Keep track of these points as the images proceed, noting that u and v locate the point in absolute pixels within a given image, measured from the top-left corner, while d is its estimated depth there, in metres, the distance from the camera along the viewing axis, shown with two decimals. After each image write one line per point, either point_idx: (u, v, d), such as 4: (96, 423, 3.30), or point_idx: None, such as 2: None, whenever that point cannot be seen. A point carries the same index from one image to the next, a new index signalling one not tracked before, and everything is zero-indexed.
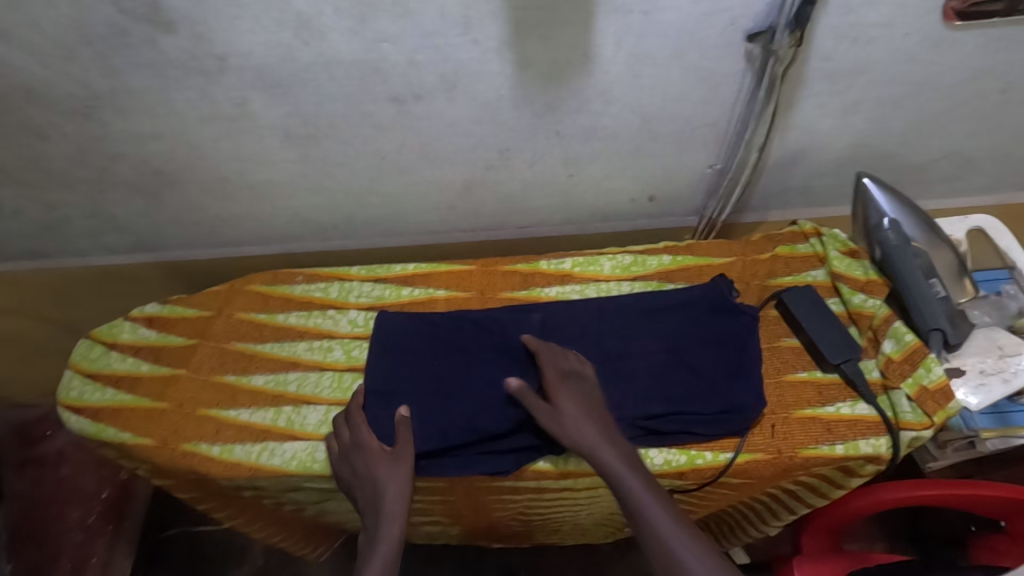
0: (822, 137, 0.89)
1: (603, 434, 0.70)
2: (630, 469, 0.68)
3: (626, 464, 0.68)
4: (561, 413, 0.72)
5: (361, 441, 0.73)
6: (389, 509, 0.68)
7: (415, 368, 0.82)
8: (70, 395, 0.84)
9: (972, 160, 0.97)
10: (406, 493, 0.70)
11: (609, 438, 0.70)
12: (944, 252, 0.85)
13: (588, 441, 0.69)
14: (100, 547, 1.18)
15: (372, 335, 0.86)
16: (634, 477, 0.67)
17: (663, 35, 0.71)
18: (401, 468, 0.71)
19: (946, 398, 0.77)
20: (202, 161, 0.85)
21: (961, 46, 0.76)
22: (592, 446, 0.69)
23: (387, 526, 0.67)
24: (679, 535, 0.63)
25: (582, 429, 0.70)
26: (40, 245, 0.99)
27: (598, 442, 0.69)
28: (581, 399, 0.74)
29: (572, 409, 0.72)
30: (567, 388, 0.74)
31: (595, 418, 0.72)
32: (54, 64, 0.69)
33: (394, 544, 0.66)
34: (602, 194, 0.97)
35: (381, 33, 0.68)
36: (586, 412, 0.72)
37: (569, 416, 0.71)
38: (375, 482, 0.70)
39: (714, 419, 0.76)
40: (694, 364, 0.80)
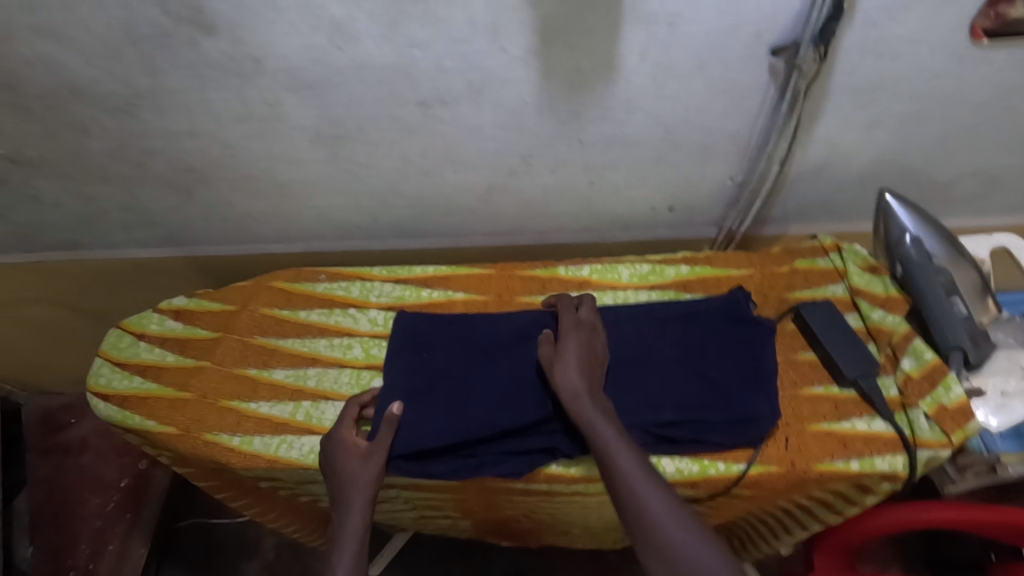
0: (845, 151, 0.89)
1: (586, 381, 0.71)
2: (603, 416, 0.68)
3: (600, 412, 0.69)
4: (556, 358, 0.74)
5: (337, 437, 0.75)
6: (353, 499, 0.70)
7: (433, 367, 0.83)
8: (98, 381, 0.87)
9: (998, 179, 0.96)
10: (373, 488, 0.71)
11: (590, 387, 0.71)
12: (968, 271, 0.85)
13: (572, 385, 0.71)
14: (117, 534, 1.21)
15: (391, 334, 0.88)
16: (605, 423, 0.67)
17: (687, 46, 0.72)
18: (370, 465, 0.72)
19: (965, 417, 0.76)
20: (234, 159, 0.88)
21: (988, 64, 0.76)
22: (574, 390, 0.70)
23: (351, 515, 0.69)
24: (643, 478, 0.63)
25: (571, 372, 0.72)
26: (76, 237, 1.02)
27: (580, 387, 0.71)
28: (582, 347, 0.75)
29: (568, 352, 0.74)
30: (571, 335, 0.76)
31: (586, 366, 0.73)
32: (100, 63, 0.73)
33: (358, 533, 0.68)
34: (622, 202, 0.98)
35: (411, 39, 0.70)
36: (579, 359, 0.73)
37: (561, 359, 0.73)
38: (344, 478, 0.72)
39: (728, 429, 0.76)
40: (710, 373, 0.80)
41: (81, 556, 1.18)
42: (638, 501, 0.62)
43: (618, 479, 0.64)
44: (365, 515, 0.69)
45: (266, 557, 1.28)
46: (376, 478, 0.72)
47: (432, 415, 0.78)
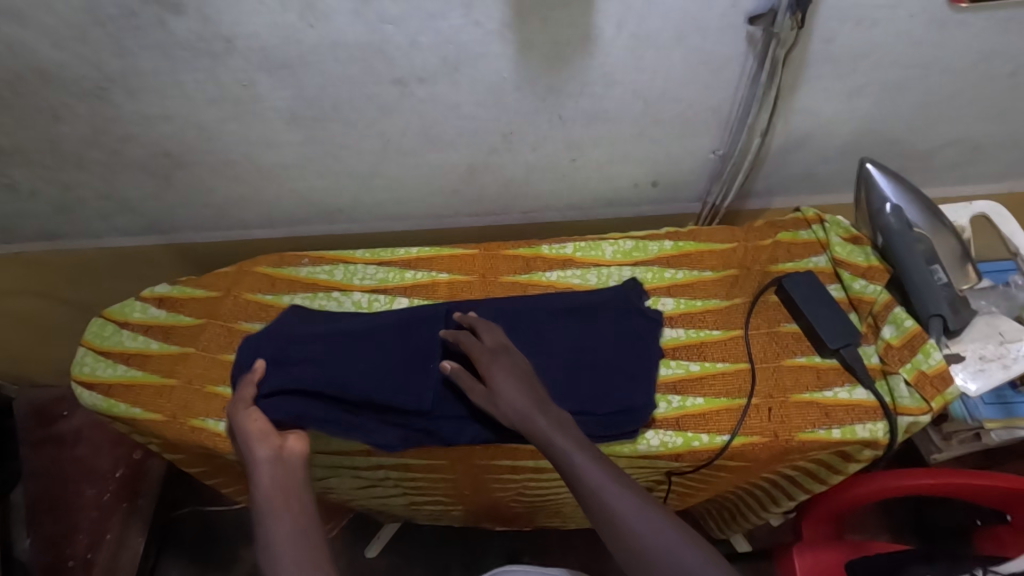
0: (827, 121, 0.88)
1: (529, 402, 0.67)
2: (560, 430, 0.65)
3: (556, 425, 0.65)
4: (495, 395, 0.68)
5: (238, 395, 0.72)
6: (258, 458, 0.65)
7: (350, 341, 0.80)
8: (83, 370, 0.86)
9: (978, 147, 0.96)
10: (272, 438, 0.67)
11: (536, 403, 0.67)
12: (947, 238, 0.85)
13: (520, 408, 0.67)
14: (115, 524, 1.21)
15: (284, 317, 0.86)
16: (562, 436, 0.64)
17: (662, 17, 0.71)
18: (241, 415, 0.69)
19: (945, 383, 0.77)
20: (211, 143, 0.87)
21: (967, 28, 0.76)
22: (523, 414, 0.66)
23: (258, 474, 0.64)
24: (611, 485, 0.61)
25: (512, 403, 0.67)
26: (56, 226, 1.01)
27: (531, 407, 0.67)
28: (508, 376, 0.69)
29: (505, 385, 0.69)
30: (499, 366, 0.71)
31: (525, 385, 0.69)
32: (68, 46, 0.71)
33: (273, 481, 0.63)
34: (605, 179, 0.97)
35: (384, 15, 0.69)
36: (515, 386, 0.69)
37: (501, 389, 0.68)
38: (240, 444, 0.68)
39: (613, 419, 0.76)
40: (598, 363, 0.80)
41: (80, 545, 1.18)
42: (612, 514, 0.60)
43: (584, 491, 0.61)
44: (281, 462, 0.65)
45: None
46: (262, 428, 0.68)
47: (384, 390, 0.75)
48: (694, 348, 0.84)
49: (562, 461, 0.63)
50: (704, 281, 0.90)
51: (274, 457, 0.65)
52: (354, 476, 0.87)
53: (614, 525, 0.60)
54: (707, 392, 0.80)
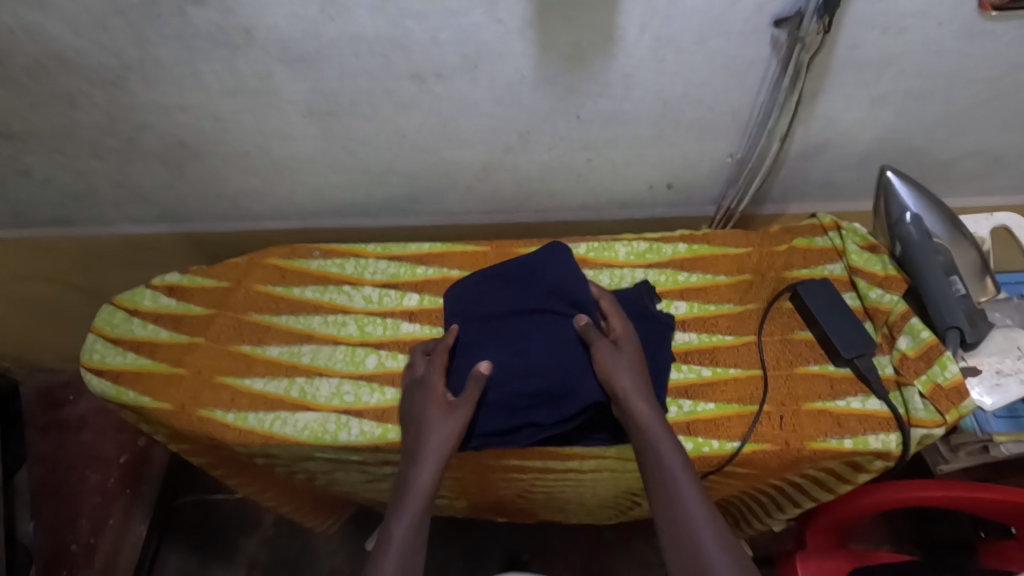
0: (847, 128, 0.87)
1: (634, 386, 0.70)
2: (657, 417, 0.68)
3: (654, 412, 0.68)
4: (614, 358, 0.72)
5: (428, 381, 0.75)
6: (428, 445, 0.69)
7: (519, 299, 0.81)
8: (92, 357, 0.86)
9: (1000, 158, 0.95)
10: (450, 445, 0.70)
11: (643, 386, 0.70)
12: (966, 249, 0.85)
13: (626, 385, 0.70)
14: (116, 510, 1.21)
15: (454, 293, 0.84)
16: (660, 425, 0.67)
17: (687, 20, 0.70)
18: (450, 419, 0.71)
19: (961, 397, 0.76)
20: (226, 134, 0.86)
21: (997, 37, 0.74)
22: (625, 393, 0.69)
23: (423, 468, 0.68)
24: (696, 503, 0.62)
25: (619, 374, 0.71)
26: (68, 212, 1.01)
27: (636, 390, 0.70)
28: (629, 368, 0.71)
29: (619, 357, 0.72)
30: (624, 337, 0.75)
31: (644, 374, 0.72)
32: (87, 33, 0.71)
33: (424, 491, 0.67)
34: (622, 180, 0.97)
35: (406, 10, 0.68)
36: (640, 389, 0.70)
37: (618, 361, 0.72)
38: (420, 423, 0.71)
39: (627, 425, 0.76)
40: None
41: (82, 531, 1.19)
42: (690, 529, 0.61)
43: (660, 482, 0.64)
44: (435, 471, 0.68)
45: (265, 532, 1.30)
46: (452, 438, 0.70)
47: (503, 367, 0.76)
48: (706, 353, 0.83)
49: (654, 460, 0.66)
50: (718, 285, 0.89)
51: (438, 462, 0.68)
52: (360, 471, 0.87)
53: (685, 537, 0.61)
54: (719, 398, 0.80)
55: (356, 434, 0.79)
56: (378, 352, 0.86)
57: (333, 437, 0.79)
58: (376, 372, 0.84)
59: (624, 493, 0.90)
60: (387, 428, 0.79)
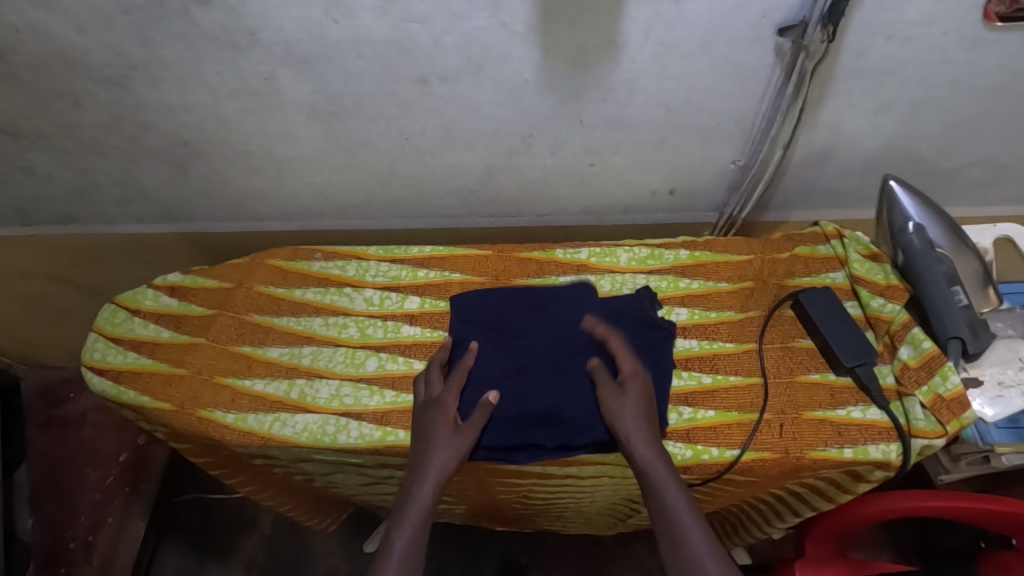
0: (850, 136, 0.87)
1: (637, 430, 0.70)
2: (661, 461, 0.68)
3: (658, 456, 0.68)
4: (617, 400, 0.72)
5: (440, 400, 0.75)
6: (434, 466, 0.70)
7: (531, 319, 0.83)
8: (93, 356, 0.86)
9: (1004, 168, 0.94)
10: (452, 463, 0.70)
11: (648, 428, 0.70)
12: (968, 259, 0.85)
13: (629, 429, 0.70)
14: (116, 508, 1.21)
15: (464, 307, 0.86)
16: (665, 469, 0.67)
17: (691, 26, 0.70)
18: (458, 442, 0.72)
19: (962, 407, 0.75)
20: (229, 134, 0.87)
21: (1002, 47, 0.74)
22: (628, 436, 0.69)
23: (425, 484, 0.69)
24: (705, 548, 0.62)
25: (622, 416, 0.71)
26: (71, 210, 1.01)
27: (640, 433, 0.70)
28: (634, 411, 0.71)
29: (623, 399, 0.72)
30: (632, 378, 0.74)
31: (649, 417, 0.72)
32: (92, 33, 0.71)
33: (424, 507, 0.68)
34: (624, 185, 0.97)
35: (410, 13, 0.68)
36: (644, 432, 0.70)
37: (622, 404, 0.72)
38: (430, 442, 0.72)
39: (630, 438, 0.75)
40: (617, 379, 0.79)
41: (81, 528, 1.18)
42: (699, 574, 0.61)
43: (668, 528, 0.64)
44: (435, 488, 0.69)
45: (263, 532, 1.30)
46: (455, 459, 0.70)
47: (511, 387, 0.77)
48: (707, 359, 0.83)
49: (658, 504, 0.66)
50: (719, 292, 0.89)
51: (439, 481, 0.69)
52: (359, 473, 0.87)
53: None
54: (719, 405, 0.79)
55: (355, 437, 0.79)
56: (378, 354, 0.86)
57: (332, 439, 0.79)
58: (376, 375, 0.84)
59: (622, 500, 0.90)
60: (386, 431, 0.79)
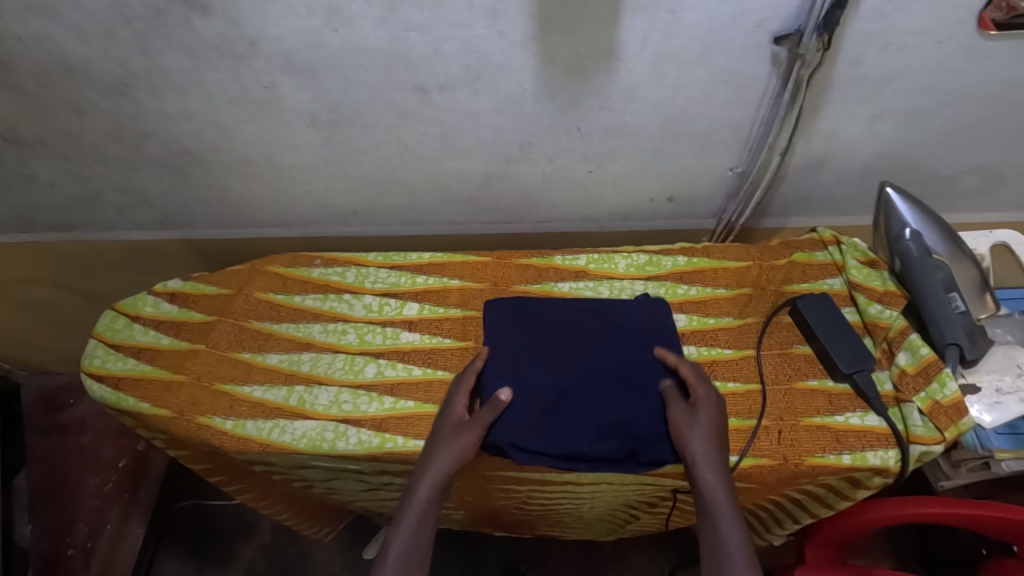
0: (847, 144, 0.88)
1: (705, 452, 0.65)
2: (726, 495, 0.62)
3: (724, 489, 0.63)
4: (687, 420, 0.68)
5: (449, 406, 0.74)
6: (436, 463, 0.68)
7: (578, 328, 0.81)
8: (93, 362, 0.87)
9: (1001, 175, 0.95)
10: (454, 461, 0.68)
11: (719, 458, 0.65)
12: (966, 266, 0.85)
13: (696, 451, 0.65)
14: (115, 514, 1.21)
15: (506, 312, 0.82)
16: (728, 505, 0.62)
17: (688, 34, 0.71)
18: (459, 438, 0.69)
19: (959, 414, 0.76)
20: (230, 142, 0.87)
21: (996, 55, 0.74)
22: (695, 461, 0.65)
23: (425, 481, 0.67)
24: None
25: (692, 440, 0.66)
26: (72, 217, 1.02)
27: (707, 457, 0.65)
28: (703, 429, 0.67)
29: (693, 420, 0.68)
30: (708, 403, 0.69)
31: (720, 444, 0.67)
32: (95, 42, 0.72)
33: (423, 504, 0.65)
34: (623, 192, 0.97)
35: (409, 23, 0.69)
36: (710, 456, 0.65)
37: (693, 428, 0.67)
38: (434, 441, 0.70)
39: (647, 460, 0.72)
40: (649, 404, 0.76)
41: (80, 535, 1.18)
42: None
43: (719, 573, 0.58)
44: (434, 485, 0.67)
45: (263, 539, 1.30)
46: (460, 455, 0.68)
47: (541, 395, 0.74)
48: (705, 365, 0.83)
49: (712, 536, 0.61)
50: (717, 299, 0.89)
51: (438, 478, 0.67)
52: (358, 480, 0.87)
53: None
54: None
55: (354, 443, 0.79)
56: (377, 360, 0.86)
57: (331, 445, 0.79)
58: (375, 381, 0.84)
59: (622, 506, 0.90)
60: (385, 437, 0.79)
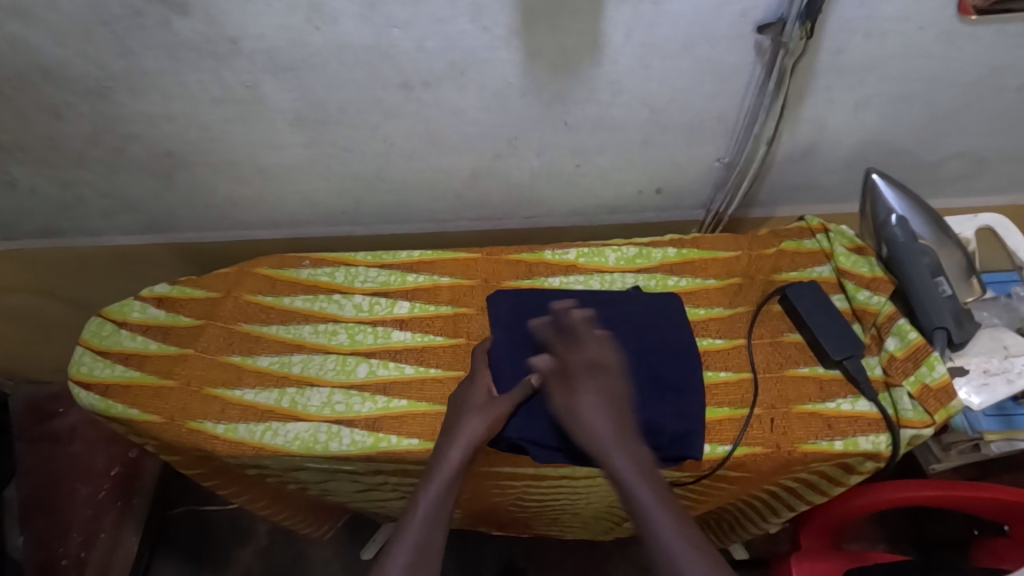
0: (832, 132, 0.88)
1: (598, 430, 0.66)
2: (638, 475, 0.63)
3: (631, 461, 0.64)
4: (574, 408, 0.68)
5: (473, 381, 0.77)
6: (466, 431, 0.71)
7: (593, 320, 0.82)
8: (80, 370, 0.86)
9: (984, 160, 0.96)
10: (485, 431, 0.71)
11: (619, 436, 0.66)
12: (952, 251, 0.85)
13: (596, 429, 0.66)
14: (108, 522, 1.20)
15: (519, 306, 0.83)
16: (641, 484, 0.63)
17: (673, 25, 0.70)
18: (492, 410, 0.73)
19: (948, 396, 0.76)
20: (214, 144, 0.86)
21: (977, 41, 0.75)
22: (602, 450, 0.65)
23: (457, 445, 0.70)
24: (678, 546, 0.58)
25: (594, 430, 0.66)
26: (55, 223, 1.00)
27: (610, 435, 0.66)
28: (590, 398, 0.68)
29: (574, 397, 0.69)
30: (580, 373, 0.69)
31: (610, 411, 0.68)
32: (72, 44, 0.71)
33: (452, 468, 0.69)
34: (611, 185, 0.97)
35: (392, 18, 0.68)
36: (598, 424, 0.67)
37: (573, 406, 0.68)
38: (464, 412, 0.74)
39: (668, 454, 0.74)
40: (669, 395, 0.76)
41: (73, 544, 1.17)
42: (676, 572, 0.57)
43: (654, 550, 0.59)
44: (466, 451, 0.70)
45: (260, 542, 1.29)
46: (491, 424, 0.72)
47: None
48: None
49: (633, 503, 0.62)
50: (708, 289, 0.89)
51: (470, 443, 0.70)
52: (353, 480, 0.86)
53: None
54: (710, 401, 0.80)
55: (348, 444, 0.79)
56: (369, 360, 0.85)
57: (324, 447, 0.78)
58: (367, 381, 0.84)
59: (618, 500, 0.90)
60: (379, 437, 0.79)
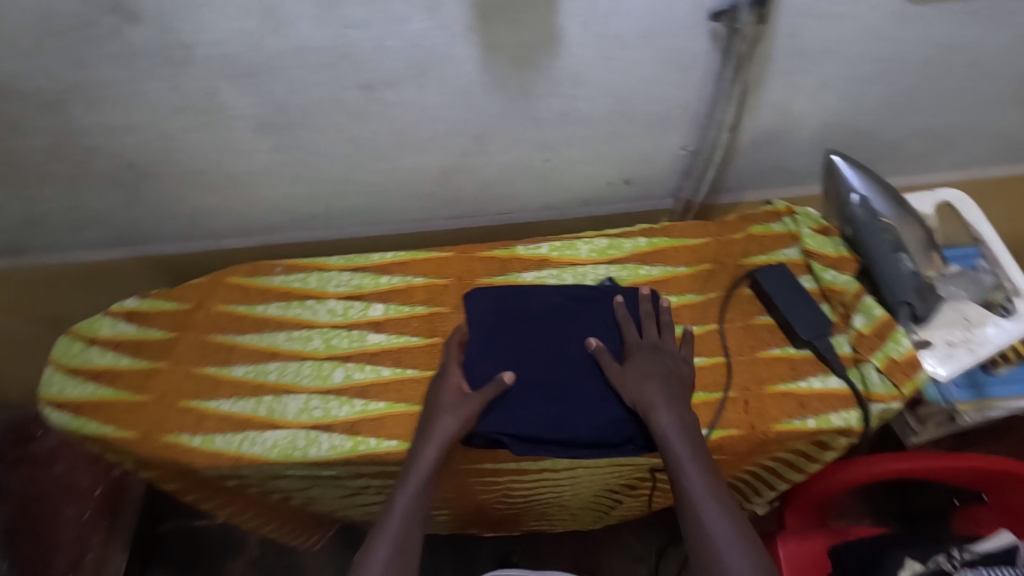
0: (793, 115, 0.90)
1: (650, 391, 0.71)
2: (680, 429, 0.68)
3: (676, 420, 0.69)
4: (628, 376, 0.73)
5: (445, 377, 0.77)
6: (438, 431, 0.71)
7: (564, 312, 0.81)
8: (50, 390, 0.85)
9: (943, 136, 0.98)
10: (456, 430, 0.71)
11: (668, 396, 0.71)
12: (912, 227, 0.85)
13: (644, 394, 0.71)
14: (95, 542, 1.18)
15: (491, 302, 0.83)
16: (681, 438, 0.67)
17: (629, 17, 0.71)
18: (463, 409, 0.72)
19: (914, 368, 0.78)
20: (178, 154, 0.85)
21: (926, 20, 0.77)
22: (651, 405, 0.70)
23: (429, 447, 0.70)
24: (708, 499, 0.63)
25: (644, 389, 0.71)
26: (20, 241, 0.99)
27: (656, 398, 0.70)
28: (650, 370, 0.73)
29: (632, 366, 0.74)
30: (638, 353, 0.75)
31: (666, 381, 0.73)
32: (24, 59, 0.69)
33: (427, 468, 0.69)
34: (580, 178, 0.97)
35: (348, 19, 0.68)
36: (651, 387, 0.71)
37: (627, 373, 0.73)
38: (437, 411, 0.73)
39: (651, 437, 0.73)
40: None
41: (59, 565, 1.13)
42: (700, 514, 0.62)
43: (687, 496, 0.64)
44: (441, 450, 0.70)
45: (251, 554, 1.28)
46: (462, 422, 0.71)
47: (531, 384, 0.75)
48: None
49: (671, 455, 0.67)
50: (679, 277, 0.90)
51: (444, 443, 0.70)
52: (336, 486, 0.86)
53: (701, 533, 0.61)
54: None
55: (326, 449, 0.78)
56: (345, 364, 0.85)
57: (302, 454, 0.78)
58: (344, 386, 0.83)
59: (603, 490, 0.91)
60: (358, 440, 0.79)
